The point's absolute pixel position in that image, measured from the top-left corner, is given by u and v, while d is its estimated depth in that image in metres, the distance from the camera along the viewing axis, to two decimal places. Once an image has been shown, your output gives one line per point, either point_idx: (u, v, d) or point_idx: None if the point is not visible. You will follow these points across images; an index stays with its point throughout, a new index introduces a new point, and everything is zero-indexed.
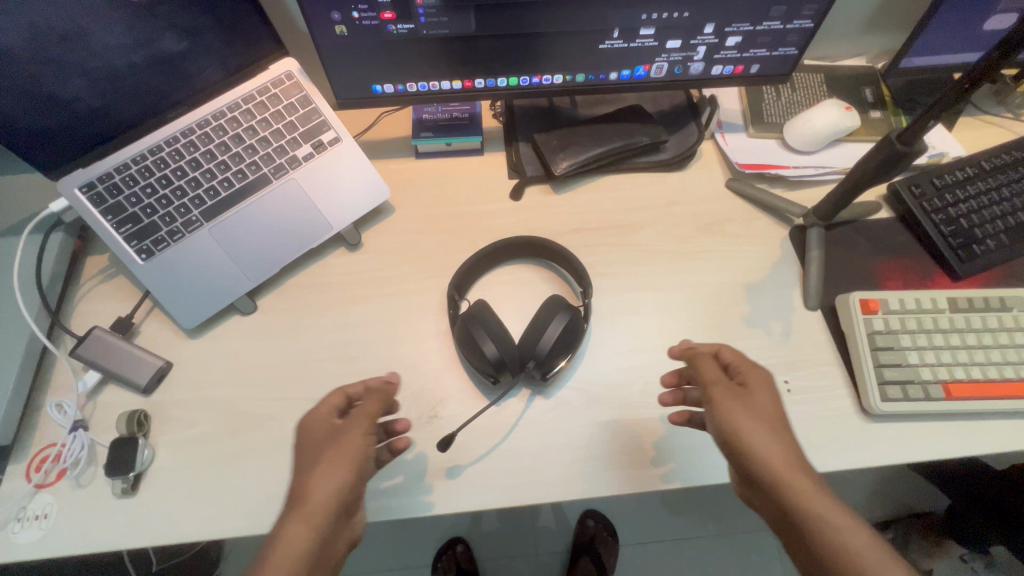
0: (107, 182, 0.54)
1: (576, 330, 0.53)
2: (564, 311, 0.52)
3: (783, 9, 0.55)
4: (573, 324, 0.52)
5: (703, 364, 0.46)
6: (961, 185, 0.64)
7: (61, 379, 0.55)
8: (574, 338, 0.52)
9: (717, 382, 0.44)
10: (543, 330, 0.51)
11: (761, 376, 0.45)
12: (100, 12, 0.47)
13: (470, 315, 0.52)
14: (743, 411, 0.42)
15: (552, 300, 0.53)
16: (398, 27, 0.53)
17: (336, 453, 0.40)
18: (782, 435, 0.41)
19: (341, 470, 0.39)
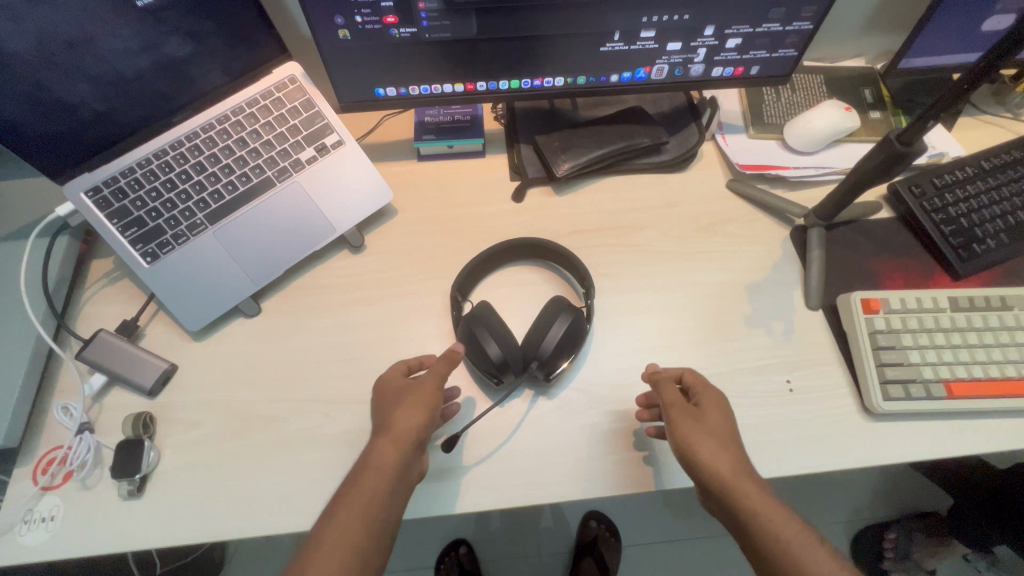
0: (113, 186, 0.55)
1: (579, 330, 0.53)
2: (567, 311, 0.53)
3: (782, 11, 0.55)
4: (577, 323, 0.53)
5: (663, 386, 0.48)
6: (960, 185, 0.64)
7: (66, 382, 0.55)
8: (577, 338, 0.53)
9: (676, 402, 0.47)
10: (546, 329, 0.52)
11: (713, 397, 0.48)
12: (106, 18, 0.48)
13: (474, 314, 0.52)
14: (700, 429, 0.45)
15: (555, 300, 0.53)
16: (400, 31, 0.54)
17: (413, 396, 0.47)
18: (733, 448, 0.45)
19: (418, 408, 0.46)
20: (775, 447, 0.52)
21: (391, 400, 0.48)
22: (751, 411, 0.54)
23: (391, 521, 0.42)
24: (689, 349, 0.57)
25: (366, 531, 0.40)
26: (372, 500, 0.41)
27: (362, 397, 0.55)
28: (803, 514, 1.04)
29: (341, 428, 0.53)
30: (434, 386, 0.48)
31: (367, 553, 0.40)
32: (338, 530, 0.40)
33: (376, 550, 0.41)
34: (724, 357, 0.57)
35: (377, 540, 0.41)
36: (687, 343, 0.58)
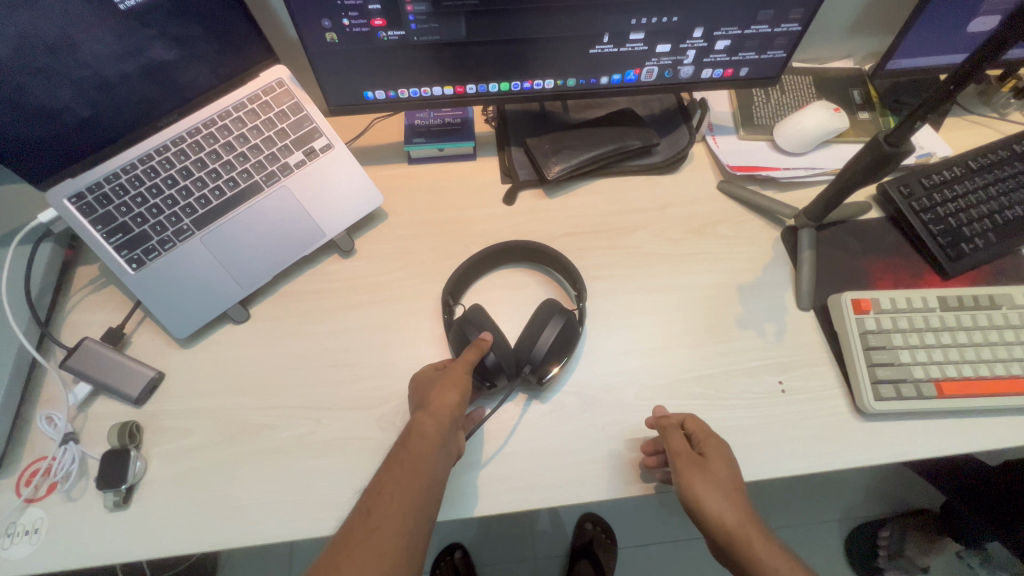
0: (96, 192, 0.54)
1: (571, 331, 0.53)
2: (560, 313, 0.52)
3: (770, 13, 0.56)
4: (569, 324, 0.53)
5: (669, 433, 0.47)
6: (949, 185, 0.65)
7: (50, 391, 0.54)
8: (569, 339, 0.52)
9: (683, 451, 0.46)
10: (538, 332, 0.51)
11: (717, 444, 0.48)
12: (89, 23, 0.47)
13: (465, 321, 0.52)
14: (707, 481, 0.45)
15: (548, 304, 0.53)
16: (388, 34, 0.53)
17: (448, 377, 0.49)
18: (738, 498, 0.45)
19: (456, 385, 0.48)
20: (769, 447, 0.52)
21: (427, 383, 0.49)
22: (744, 412, 0.54)
23: (441, 485, 0.43)
24: (682, 351, 0.57)
25: (418, 490, 0.41)
26: (419, 463, 0.43)
27: (352, 403, 0.54)
28: (797, 512, 1.04)
29: (332, 434, 0.53)
30: (466, 366, 0.49)
31: (422, 510, 0.41)
32: (390, 493, 0.41)
33: (429, 509, 0.42)
34: (716, 358, 0.57)
35: (429, 499, 0.42)
36: (679, 344, 0.57)
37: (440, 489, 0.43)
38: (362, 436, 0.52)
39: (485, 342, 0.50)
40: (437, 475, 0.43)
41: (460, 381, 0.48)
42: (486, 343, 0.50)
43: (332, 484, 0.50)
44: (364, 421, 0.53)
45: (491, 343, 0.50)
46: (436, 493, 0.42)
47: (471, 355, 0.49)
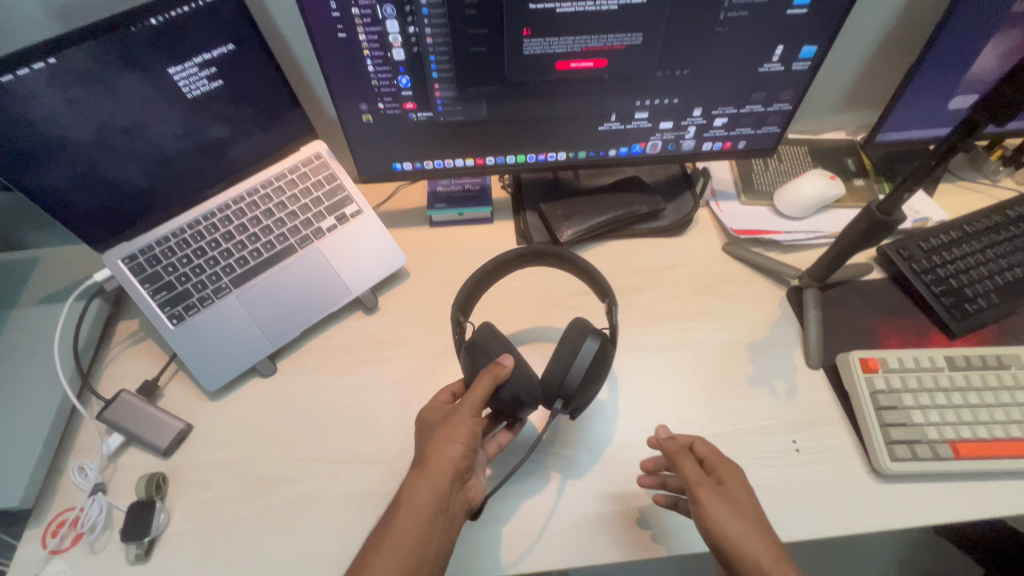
0: (147, 253, 0.59)
1: (598, 357, 0.49)
2: (585, 342, 0.49)
3: (763, 94, 0.61)
4: (597, 349, 0.49)
5: (681, 458, 0.47)
6: (946, 247, 0.67)
7: (85, 442, 0.56)
8: (597, 366, 0.50)
9: (695, 476, 0.46)
10: (569, 362, 0.49)
11: (734, 471, 0.47)
12: (158, 109, 0.54)
13: (478, 348, 0.50)
14: (726, 508, 0.45)
15: (575, 330, 0.50)
16: (418, 115, 0.59)
17: (453, 421, 0.48)
18: (761, 526, 0.44)
19: (462, 433, 0.48)
20: (785, 508, 0.52)
21: (431, 427, 0.50)
22: (758, 471, 0.54)
23: (440, 534, 0.45)
24: (694, 409, 0.58)
25: (416, 541, 0.44)
26: (416, 517, 0.45)
27: (372, 456, 0.56)
28: None
29: (351, 489, 0.54)
30: (470, 414, 0.48)
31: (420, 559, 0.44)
32: (388, 544, 0.44)
33: (428, 559, 0.44)
34: (729, 416, 0.57)
35: (427, 550, 0.44)
36: (692, 402, 0.59)
37: (442, 541, 0.46)
38: (380, 492, 0.53)
39: (502, 370, 0.48)
40: (435, 527, 0.45)
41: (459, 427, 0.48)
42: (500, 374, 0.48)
43: (349, 540, 0.51)
44: (382, 475, 0.54)
45: (506, 373, 0.47)
46: (435, 543, 0.45)
47: (480, 393, 0.47)
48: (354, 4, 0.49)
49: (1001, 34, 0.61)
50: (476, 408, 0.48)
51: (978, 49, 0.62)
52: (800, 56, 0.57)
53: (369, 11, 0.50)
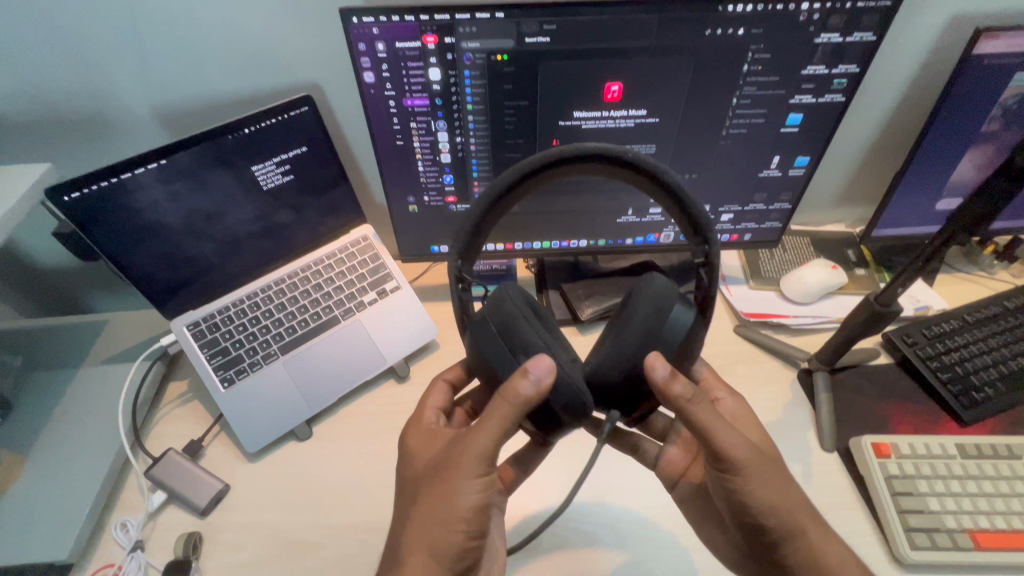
0: (209, 320, 0.65)
1: (686, 339, 0.42)
2: (672, 321, 0.42)
3: (764, 195, 0.69)
4: (686, 328, 0.42)
5: (705, 418, 0.43)
6: (949, 335, 0.71)
7: (129, 498, 0.59)
8: (683, 350, 0.43)
9: (730, 440, 0.44)
10: (648, 344, 0.42)
11: (744, 413, 0.54)
12: (238, 199, 0.63)
13: (512, 332, 0.42)
14: (756, 466, 0.45)
15: (655, 301, 0.42)
16: (457, 206, 0.67)
17: (454, 481, 0.43)
18: (781, 476, 0.47)
19: (467, 499, 0.43)
20: None
21: (426, 484, 0.45)
22: None
23: None
24: None
25: None
26: None
27: None
28: None
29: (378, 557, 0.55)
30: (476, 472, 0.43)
31: None
32: None
33: None
34: None
35: None
36: None
37: None
38: None
39: (536, 393, 0.39)
40: None
41: (460, 493, 0.43)
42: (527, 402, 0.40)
43: None
44: None
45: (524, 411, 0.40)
46: None
47: (487, 441, 0.42)
48: (412, 119, 0.59)
49: (976, 148, 0.69)
50: (482, 461, 0.43)
51: (956, 160, 0.70)
52: (795, 164, 0.65)
53: (425, 125, 0.60)
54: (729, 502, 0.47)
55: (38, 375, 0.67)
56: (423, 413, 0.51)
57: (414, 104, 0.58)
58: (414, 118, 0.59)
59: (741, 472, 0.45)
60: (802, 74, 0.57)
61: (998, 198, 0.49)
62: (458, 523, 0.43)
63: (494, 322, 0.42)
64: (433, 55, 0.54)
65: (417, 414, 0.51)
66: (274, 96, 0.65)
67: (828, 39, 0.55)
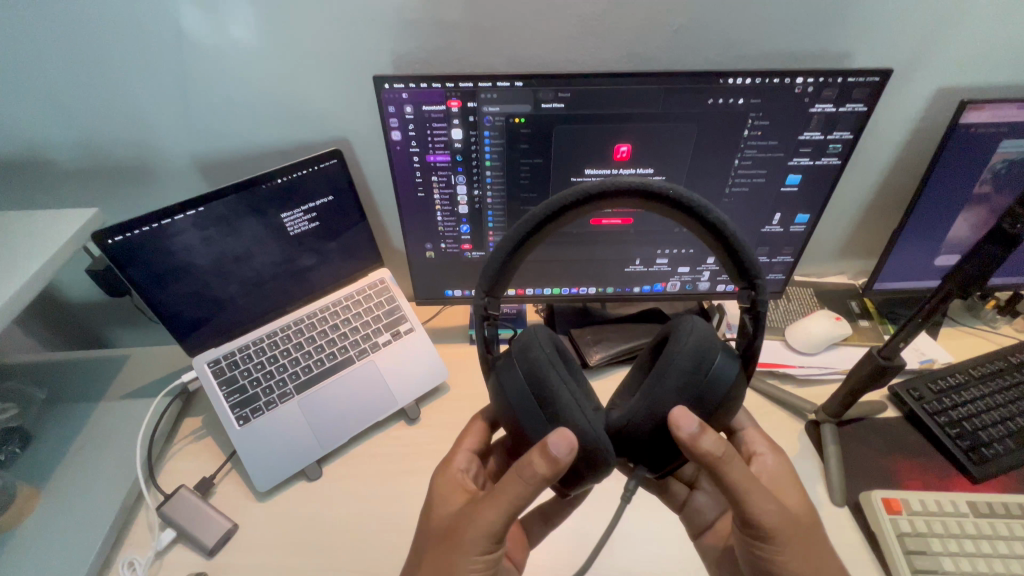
0: (229, 358, 0.67)
1: (725, 387, 0.43)
2: (711, 368, 0.43)
3: (767, 248, 0.71)
4: (726, 375, 0.43)
5: (744, 485, 0.44)
6: (955, 390, 0.71)
7: (138, 535, 0.59)
8: (721, 398, 0.43)
9: (766, 508, 0.45)
10: (686, 392, 0.42)
11: (786, 476, 0.52)
12: (266, 243, 0.66)
13: (540, 381, 0.42)
14: (789, 536, 0.45)
15: (695, 351, 0.43)
16: (473, 253, 0.71)
17: (456, 551, 0.44)
18: (815, 546, 0.47)
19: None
20: None
21: (434, 544, 0.47)
22: None
23: None
24: None
25: None
26: None
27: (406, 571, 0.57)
28: None
29: None
30: (479, 545, 0.44)
31: None
32: None
33: None
34: None
35: None
36: None
37: None
38: None
39: (555, 473, 0.40)
40: None
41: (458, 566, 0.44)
42: (544, 480, 0.41)
43: None
44: None
45: (533, 487, 0.41)
46: None
47: (492, 513, 0.43)
48: (434, 173, 0.63)
49: (970, 208, 0.72)
50: (485, 536, 0.44)
51: (951, 219, 0.73)
52: (796, 221, 0.68)
53: (445, 178, 0.64)
54: (759, 567, 0.48)
55: (60, 407, 0.69)
56: (449, 464, 0.52)
57: (436, 160, 0.62)
58: (436, 172, 0.63)
59: (774, 542, 0.45)
60: (799, 139, 0.61)
61: (990, 259, 0.51)
62: None
63: (522, 372, 0.42)
64: (456, 117, 0.59)
65: (443, 463, 0.53)
66: (306, 149, 0.70)
67: (822, 109, 0.59)
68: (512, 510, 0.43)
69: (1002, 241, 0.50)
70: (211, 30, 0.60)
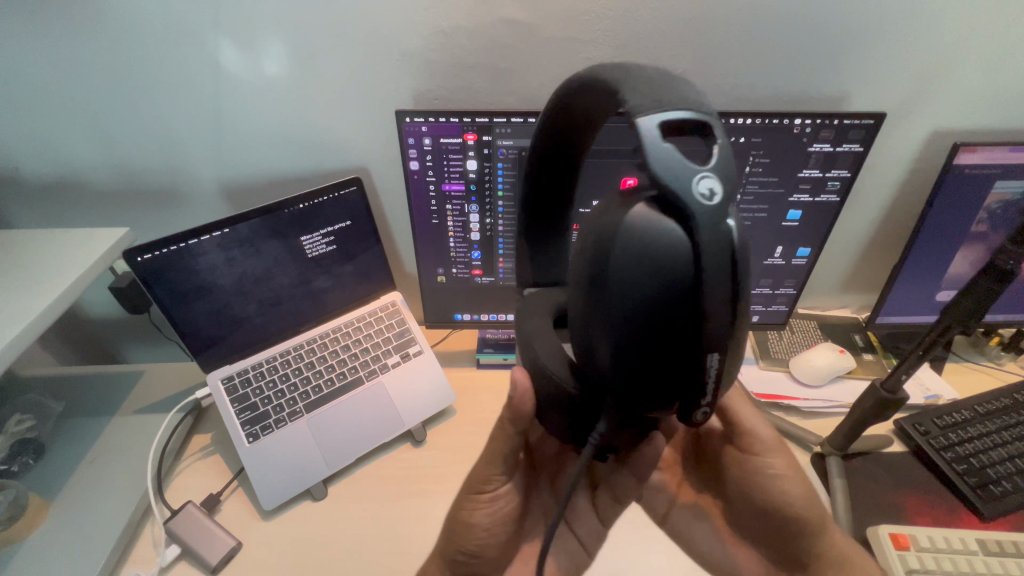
0: (242, 376, 0.69)
1: (642, 241, 0.28)
2: (609, 237, 0.29)
3: (770, 280, 0.73)
4: (652, 223, 0.28)
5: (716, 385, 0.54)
6: (961, 426, 0.71)
7: (141, 552, 0.60)
8: (648, 266, 0.28)
9: (748, 418, 0.53)
10: (582, 282, 0.31)
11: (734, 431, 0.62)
12: (286, 265, 0.69)
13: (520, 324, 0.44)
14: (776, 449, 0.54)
15: (592, 226, 0.31)
16: (483, 278, 0.73)
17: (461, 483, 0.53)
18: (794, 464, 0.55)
19: (478, 518, 0.52)
20: None
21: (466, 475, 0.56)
22: None
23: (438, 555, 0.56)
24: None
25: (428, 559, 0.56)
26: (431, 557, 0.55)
27: None
28: None
29: None
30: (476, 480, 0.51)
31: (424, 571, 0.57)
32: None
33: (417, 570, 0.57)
34: None
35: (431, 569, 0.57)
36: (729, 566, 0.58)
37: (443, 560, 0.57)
38: None
39: (512, 416, 0.44)
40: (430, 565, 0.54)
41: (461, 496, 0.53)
42: (505, 421, 0.46)
43: None
44: None
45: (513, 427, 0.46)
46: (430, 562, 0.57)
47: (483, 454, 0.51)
48: (448, 202, 0.66)
49: (968, 246, 0.74)
50: (478, 473, 0.51)
51: (951, 256, 0.75)
52: (797, 254, 0.71)
53: (459, 207, 0.67)
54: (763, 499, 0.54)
55: (75, 420, 0.70)
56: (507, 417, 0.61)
57: (451, 189, 0.65)
58: (450, 201, 0.66)
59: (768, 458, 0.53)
60: (799, 176, 0.64)
61: (986, 295, 0.53)
62: (457, 521, 0.52)
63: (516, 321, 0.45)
64: (472, 150, 0.62)
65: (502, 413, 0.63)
66: (327, 176, 0.74)
67: (820, 148, 0.62)
68: (495, 453, 0.49)
69: (997, 276, 0.51)
70: (246, 66, 0.64)
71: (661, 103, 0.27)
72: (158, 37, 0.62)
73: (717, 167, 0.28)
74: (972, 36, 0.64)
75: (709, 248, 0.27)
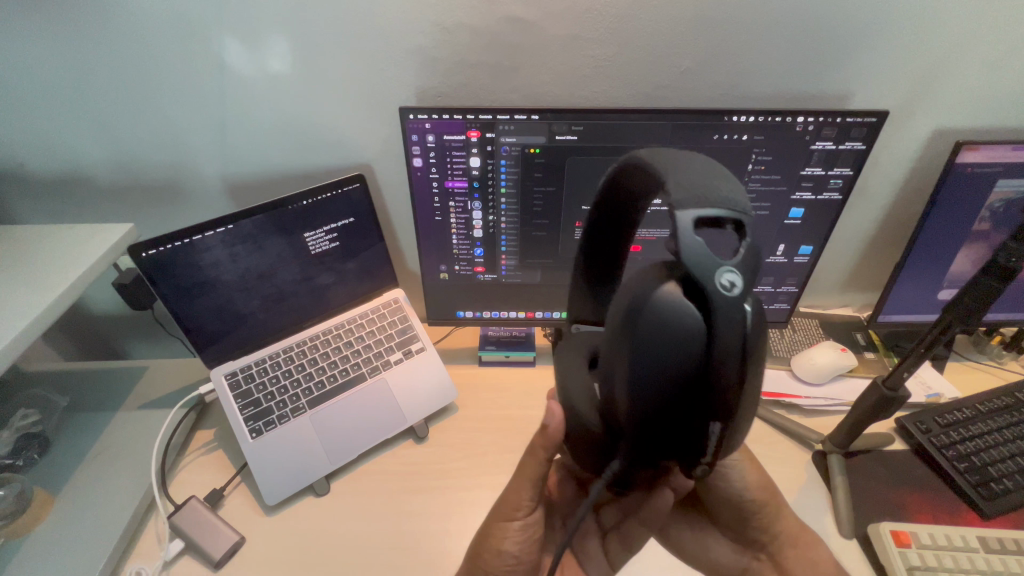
0: (245, 371, 0.69)
1: (665, 321, 0.30)
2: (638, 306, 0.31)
3: (771, 279, 0.73)
4: (676, 305, 0.30)
5: None
6: (962, 424, 0.71)
7: (146, 547, 0.60)
8: (668, 339, 0.30)
9: None
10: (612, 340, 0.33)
11: None
12: (289, 261, 0.69)
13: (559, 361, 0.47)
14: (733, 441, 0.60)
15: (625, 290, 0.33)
16: (485, 275, 0.73)
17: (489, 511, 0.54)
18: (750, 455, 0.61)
19: (508, 545, 0.52)
20: None
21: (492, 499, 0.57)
22: None
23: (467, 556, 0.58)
24: None
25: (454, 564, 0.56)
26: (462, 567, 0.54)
27: None
28: None
29: None
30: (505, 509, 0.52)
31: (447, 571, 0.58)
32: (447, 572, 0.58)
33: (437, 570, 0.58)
34: None
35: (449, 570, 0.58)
36: None
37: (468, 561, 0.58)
38: None
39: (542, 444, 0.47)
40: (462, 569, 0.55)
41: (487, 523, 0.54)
42: (534, 450, 0.49)
43: None
44: None
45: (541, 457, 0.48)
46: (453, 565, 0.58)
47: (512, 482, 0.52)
48: (451, 199, 0.66)
49: (970, 245, 0.74)
50: (507, 501, 0.52)
51: (952, 255, 0.75)
52: (800, 252, 0.71)
53: (462, 204, 0.67)
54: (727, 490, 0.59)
55: (80, 415, 0.71)
56: None
57: (454, 186, 0.65)
58: (453, 198, 0.66)
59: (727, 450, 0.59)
60: (801, 174, 0.64)
61: (989, 294, 0.53)
62: (484, 549, 0.53)
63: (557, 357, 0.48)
64: (475, 147, 0.62)
65: None
66: (331, 173, 0.74)
67: (823, 146, 0.62)
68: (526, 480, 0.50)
69: (1000, 274, 0.51)
70: (252, 63, 0.64)
71: (698, 197, 0.28)
72: (164, 35, 0.62)
73: (743, 262, 0.28)
74: (975, 34, 0.64)
75: (722, 341, 0.28)
